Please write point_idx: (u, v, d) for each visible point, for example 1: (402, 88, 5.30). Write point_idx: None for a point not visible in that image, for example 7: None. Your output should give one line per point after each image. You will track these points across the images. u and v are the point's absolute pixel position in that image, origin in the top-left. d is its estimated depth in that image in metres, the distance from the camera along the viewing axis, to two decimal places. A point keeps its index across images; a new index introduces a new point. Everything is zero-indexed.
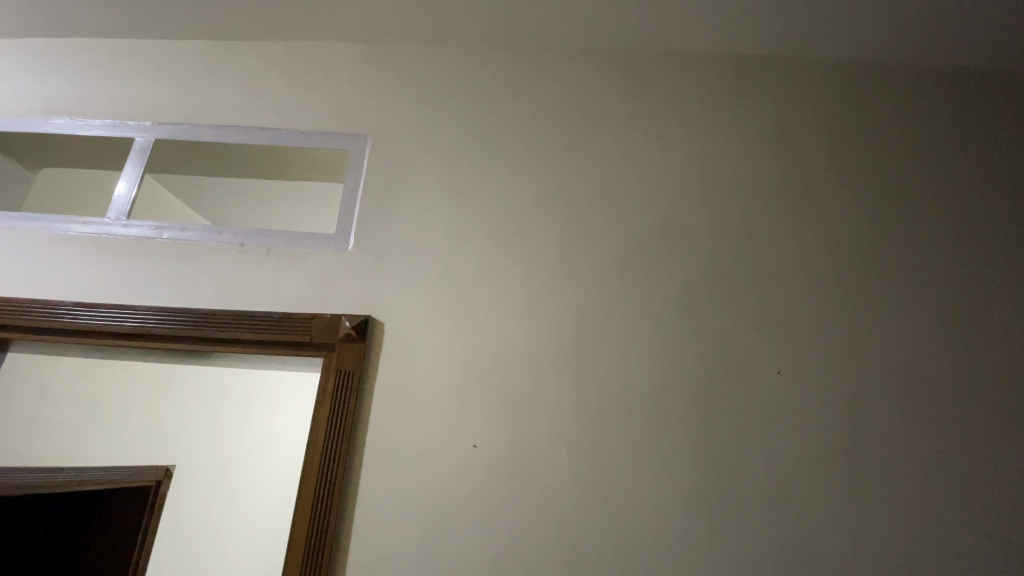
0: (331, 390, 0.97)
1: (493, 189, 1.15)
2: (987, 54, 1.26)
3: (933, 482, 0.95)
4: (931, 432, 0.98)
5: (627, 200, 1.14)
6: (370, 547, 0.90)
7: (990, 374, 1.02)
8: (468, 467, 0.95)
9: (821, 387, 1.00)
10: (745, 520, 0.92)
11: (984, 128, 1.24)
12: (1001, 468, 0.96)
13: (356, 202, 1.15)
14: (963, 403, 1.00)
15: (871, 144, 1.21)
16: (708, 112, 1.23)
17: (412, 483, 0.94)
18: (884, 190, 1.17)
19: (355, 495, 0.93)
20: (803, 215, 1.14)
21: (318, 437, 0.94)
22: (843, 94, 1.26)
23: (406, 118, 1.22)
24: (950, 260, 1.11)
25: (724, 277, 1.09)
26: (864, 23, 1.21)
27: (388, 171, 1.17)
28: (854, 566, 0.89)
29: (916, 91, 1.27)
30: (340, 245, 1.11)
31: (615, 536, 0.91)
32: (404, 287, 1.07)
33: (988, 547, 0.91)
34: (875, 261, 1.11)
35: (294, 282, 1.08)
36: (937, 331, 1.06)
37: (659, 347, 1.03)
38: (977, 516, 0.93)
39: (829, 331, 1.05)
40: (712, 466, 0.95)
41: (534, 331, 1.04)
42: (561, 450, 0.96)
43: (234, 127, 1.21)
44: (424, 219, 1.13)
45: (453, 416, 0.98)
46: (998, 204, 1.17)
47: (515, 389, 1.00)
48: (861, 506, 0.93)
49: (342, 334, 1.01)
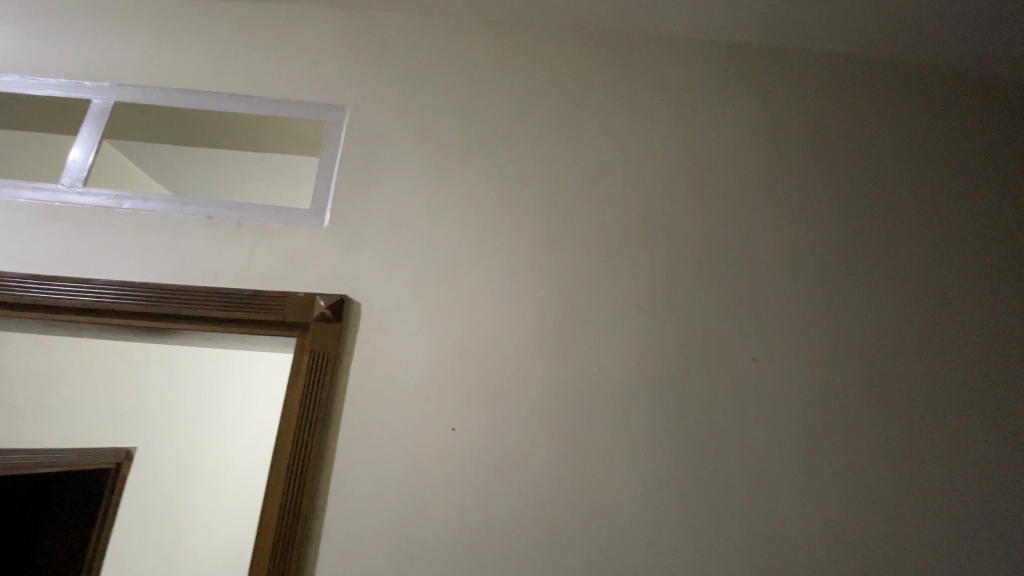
0: (305, 371, 0.94)
1: (477, 170, 1.12)
2: (970, 54, 1.27)
3: (895, 467, 0.99)
4: (896, 419, 1.02)
5: (611, 184, 1.13)
6: (344, 535, 0.88)
7: (956, 369, 1.06)
8: (445, 451, 0.94)
9: (794, 376, 1.02)
10: (716, 505, 0.94)
11: (959, 127, 1.26)
12: (957, 456, 1.00)
13: (333, 178, 1.10)
14: (927, 393, 1.04)
15: (855, 138, 1.22)
16: (694, 99, 1.22)
17: (388, 469, 0.92)
18: (862, 183, 1.19)
19: (328, 479, 0.91)
20: (783, 205, 1.15)
21: (290, 420, 0.91)
22: (828, 85, 1.26)
23: (387, 92, 1.17)
24: (922, 254, 1.14)
25: (703, 265, 1.09)
26: (853, 15, 1.20)
27: (368, 146, 1.13)
28: (817, 547, 0.93)
29: (897, 87, 1.28)
30: (315, 221, 1.06)
31: (593, 524, 0.91)
32: (381, 267, 1.04)
33: (941, 529, 0.96)
34: (852, 254, 1.12)
35: (267, 259, 1.03)
36: (909, 324, 1.08)
37: (640, 334, 1.03)
38: (933, 500, 0.97)
39: (805, 322, 1.06)
40: (687, 452, 0.96)
41: (516, 317, 1.02)
42: (539, 434, 0.95)
43: (202, 92, 1.14)
44: (404, 197, 1.09)
45: (430, 401, 0.96)
46: (969, 202, 1.20)
47: (494, 373, 0.98)
48: (827, 491, 0.96)
49: (317, 315, 0.97)
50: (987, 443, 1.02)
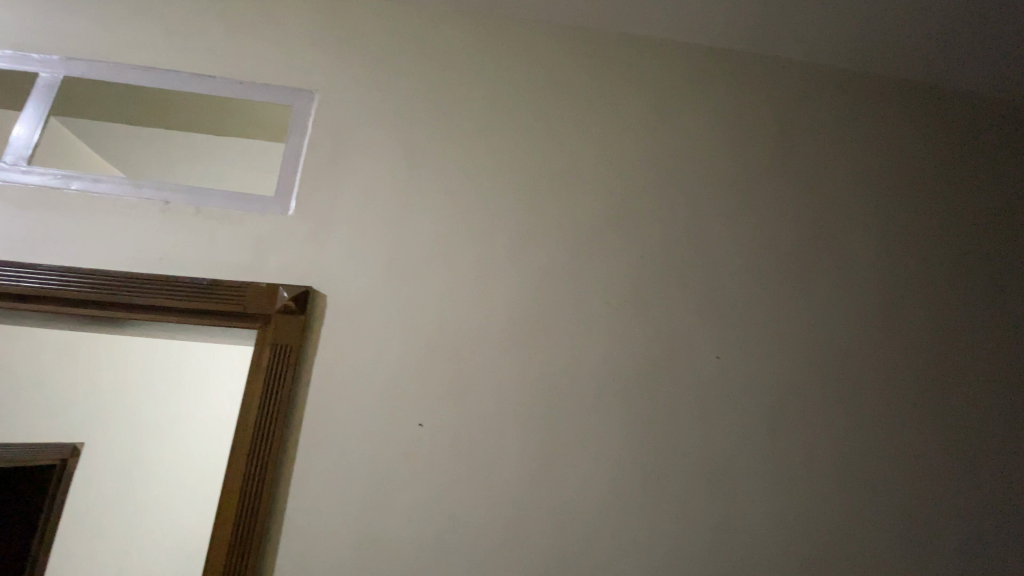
0: (266, 365, 0.91)
1: (449, 163, 1.11)
2: (926, 68, 1.32)
3: (846, 462, 1.03)
4: (848, 416, 1.06)
5: (582, 181, 1.13)
6: (305, 533, 0.86)
7: (906, 369, 1.11)
8: (410, 447, 0.92)
9: (755, 374, 1.05)
10: (678, 499, 0.96)
11: (915, 137, 1.31)
12: (903, 451, 1.05)
13: (299, 165, 1.07)
14: (879, 391, 1.08)
15: (820, 143, 1.25)
16: (666, 99, 1.23)
17: (352, 465, 0.90)
18: (825, 187, 1.22)
19: (289, 475, 0.88)
20: (750, 206, 1.17)
21: (250, 414, 0.88)
22: (796, 91, 1.29)
23: (359, 79, 1.14)
24: (878, 259, 1.18)
25: (670, 264, 1.10)
26: (820, 26, 1.24)
27: (337, 134, 1.09)
28: (771, 538, 0.96)
29: (860, 96, 1.32)
30: (279, 209, 1.03)
31: (559, 519, 0.92)
32: (348, 258, 1.01)
33: (885, 520, 1.01)
34: (813, 256, 1.16)
35: (227, 247, 0.99)
36: (866, 325, 1.13)
37: (608, 330, 1.04)
38: (879, 493, 1.02)
39: (766, 322, 1.09)
40: (651, 447, 0.98)
41: (486, 311, 1.02)
42: (506, 429, 0.95)
43: (159, 69, 1.08)
44: (373, 188, 1.07)
45: (396, 395, 0.95)
46: (923, 209, 1.24)
47: (462, 367, 0.98)
48: (783, 485, 0.99)
49: (279, 306, 0.94)
50: (933, 440, 1.07)
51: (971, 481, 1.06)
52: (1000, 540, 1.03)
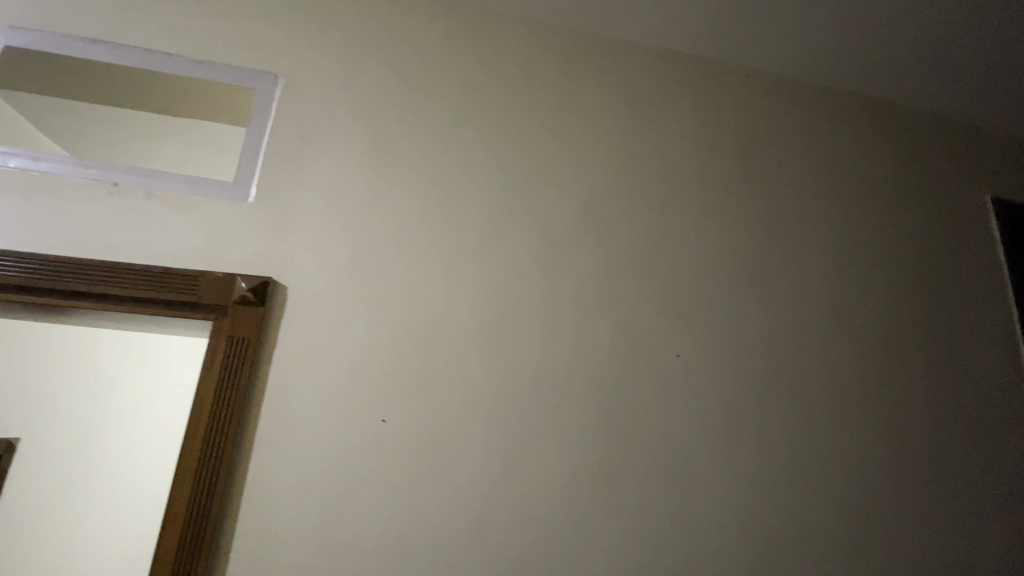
0: (222, 358, 0.88)
1: (418, 157, 1.09)
2: (877, 84, 1.39)
3: (798, 458, 1.07)
4: (800, 414, 1.10)
5: (551, 180, 1.14)
6: (259, 534, 0.83)
7: (853, 369, 1.17)
8: (373, 443, 0.91)
9: (713, 372, 1.09)
10: (638, 494, 0.98)
11: (867, 149, 1.37)
12: (850, 448, 1.11)
13: (260, 151, 1.03)
14: (829, 392, 1.13)
15: (780, 152, 1.30)
16: (634, 102, 1.25)
17: (308, 463, 0.88)
18: (782, 195, 1.27)
19: (245, 472, 0.85)
20: (712, 210, 1.21)
21: (203, 409, 0.85)
22: (757, 100, 1.34)
23: (325, 65, 1.11)
24: (830, 264, 1.24)
25: (635, 264, 1.12)
26: (781, 39, 1.28)
27: (301, 121, 1.06)
28: (727, 532, 0.99)
29: (817, 108, 1.37)
30: (238, 196, 0.99)
31: (522, 514, 0.93)
32: (310, 250, 0.98)
33: (833, 514, 1.06)
34: (770, 260, 1.20)
35: (181, 234, 0.95)
36: (816, 328, 1.18)
37: (573, 328, 1.05)
38: (828, 488, 1.07)
39: (725, 323, 1.13)
40: (613, 443, 1.00)
41: (452, 307, 1.01)
42: (471, 425, 0.95)
43: (108, 43, 1.02)
44: (338, 178, 1.04)
45: (358, 391, 0.93)
46: (871, 218, 1.31)
47: (427, 363, 0.97)
48: (738, 480, 1.03)
49: (236, 297, 0.90)
50: (876, 439, 1.13)
51: (911, 479, 1.12)
52: (934, 534, 1.09)
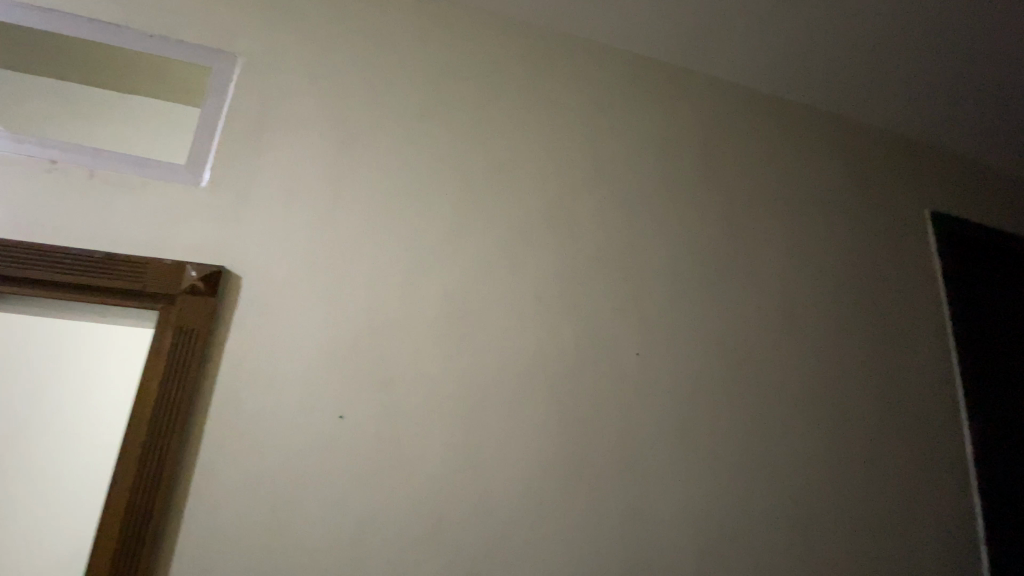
0: (168, 350, 0.83)
1: (385, 149, 1.07)
2: (831, 99, 1.46)
3: (748, 455, 1.12)
4: (750, 413, 1.15)
5: (519, 177, 1.14)
6: (201, 536, 0.80)
7: (801, 370, 1.22)
8: (330, 440, 0.89)
9: (670, 372, 1.12)
10: (596, 490, 1.00)
11: (820, 161, 1.44)
12: (796, 445, 1.16)
13: (216, 134, 0.99)
14: (778, 392, 1.19)
15: (740, 161, 1.35)
16: (602, 103, 1.26)
17: (258, 463, 0.85)
18: (741, 201, 1.31)
19: (191, 469, 0.82)
20: (674, 214, 1.24)
21: (146, 405, 0.80)
22: (720, 108, 1.38)
23: (288, 48, 1.07)
24: (783, 270, 1.30)
25: (599, 264, 1.14)
26: (744, 50, 1.32)
27: (262, 105, 1.02)
28: (678, 527, 1.03)
29: (775, 119, 1.43)
30: (190, 179, 0.94)
31: (480, 510, 0.93)
32: (268, 239, 0.95)
33: (779, 509, 1.11)
34: (727, 264, 1.25)
35: (126, 217, 0.89)
36: (768, 332, 1.23)
37: (537, 326, 1.06)
38: (774, 483, 1.12)
39: (683, 324, 1.16)
40: (573, 441, 1.01)
41: (416, 302, 0.99)
42: (432, 422, 0.94)
43: (51, 11, 0.96)
44: (300, 166, 1.00)
45: (316, 386, 0.90)
46: (822, 227, 1.38)
47: (390, 358, 0.95)
48: (692, 477, 1.06)
49: (185, 287, 0.86)
50: (819, 439, 1.19)
51: (849, 477, 1.18)
52: (866, 530, 1.16)
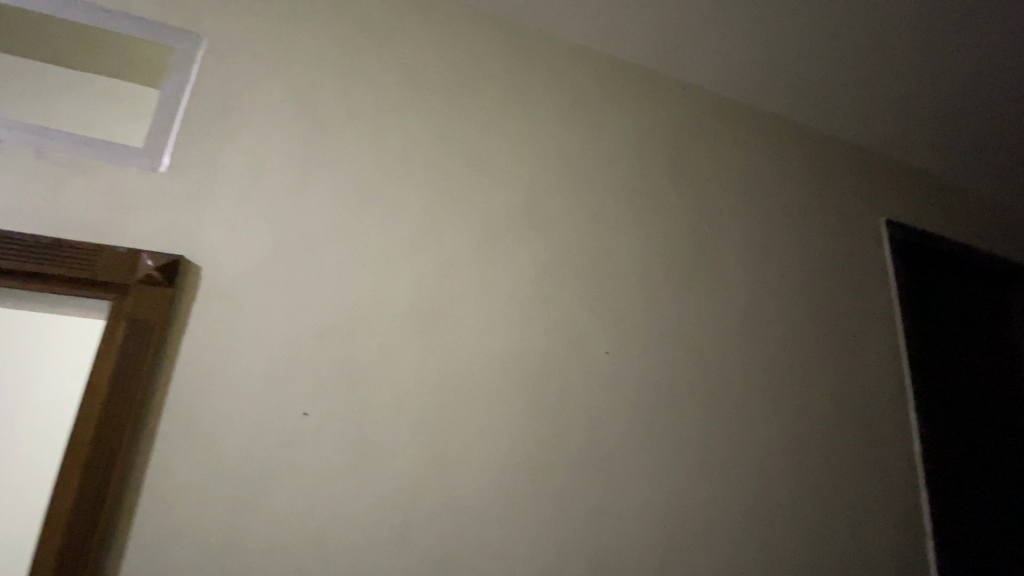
0: (120, 343, 0.79)
1: (358, 140, 1.04)
2: (796, 109, 1.51)
3: (710, 451, 1.15)
4: (713, 411, 1.18)
5: (492, 173, 1.14)
6: (156, 536, 0.77)
7: (762, 370, 1.27)
8: (294, 437, 0.86)
9: (638, 370, 1.14)
10: (563, 486, 1.01)
11: (783, 169, 1.49)
12: (756, 443, 1.21)
13: (178, 117, 0.95)
14: (739, 390, 1.23)
15: (709, 166, 1.38)
16: (577, 103, 1.27)
17: (219, 460, 0.82)
18: (709, 204, 1.35)
19: (144, 467, 0.78)
20: (645, 215, 1.26)
21: (95, 400, 0.76)
22: (691, 113, 1.41)
23: (258, 31, 1.03)
24: (747, 273, 1.34)
25: (570, 262, 1.15)
26: (714, 57, 1.35)
27: (228, 88, 0.98)
28: (642, 522, 1.05)
29: (743, 126, 1.47)
30: (149, 163, 0.90)
31: (448, 508, 0.92)
32: (232, 229, 0.91)
33: (739, 505, 1.14)
34: (694, 266, 1.28)
35: (77, 200, 0.84)
36: (731, 332, 1.27)
37: (508, 323, 1.06)
38: (733, 479, 1.16)
39: (651, 323, 1.19)
40: (542, 438, 1.02)
41: (387, 297, 0.98)
42: (400, 419, 0.93)
43: None
44: (268, 154, 0.97)
45: (281, 382, 0.88)
46: (785, 232, 1.43)
47: (359, 352, 0.93)
48: (656, 473, 1.09)
49: (141, 276, 0.82)
50: (777, 436, 1.23)
51: (804, 473, 1.23)
52: (819, 524, 1.21)
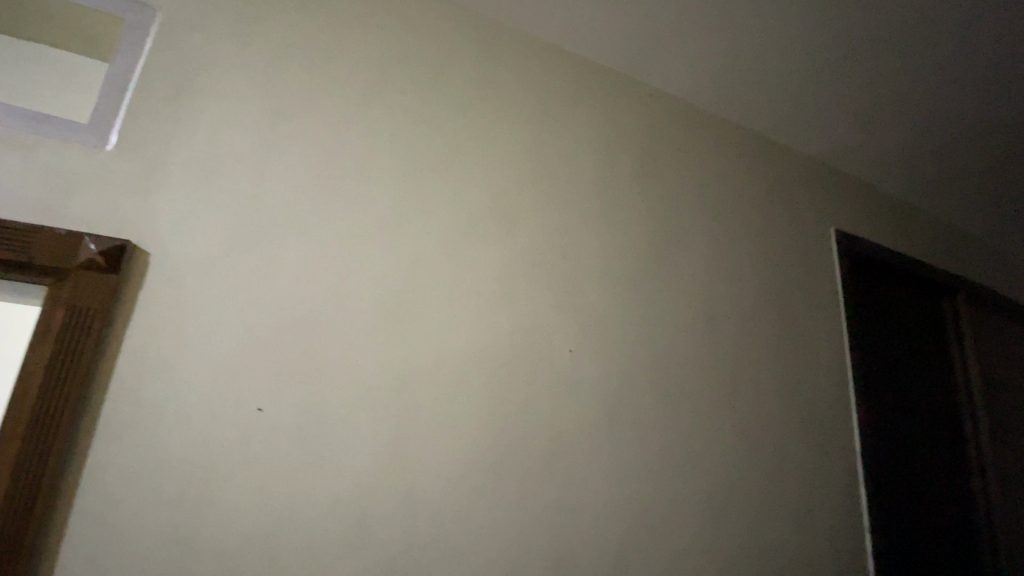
0: (56, 332, 0.74)
1: (325, 129, 1.02)
2: (755, 120, 1.58)
3: (665, 448, 1.19)
4: (669, 409, 1.22)
5: (462, 168, 1.13)
6: (95, 537, 0.73)
7: (717, 369, 1.32)
8: (248, 433, 0.83)
9: (599, 368, 1.16)
10: (523, 482, 1.02)
11: (743, 176, 1.55)
12: (710, 440, 1.25)
13: (127, 93, 0.89)
14: (695, 389, 1.27)
15: (674, 170, 1.42)
16: (547, 102, 1.28)
17: (166, 456, 0.78)
18: (672, 208, 1.39)
19: (83, 462, 0.74)
20: (611, 216, 1.29)
21: (28, 392, 0.71)
22: (657, 118, 1.44)
23: (220, 8, 0.99)
24: (706, 275, 1.39)
25: (537, 261, 1.16)
26: (681, 64, 1.39)
27: (185, 66, 0.93)
28: (599, 517, 1.07)
29: (706, 133, 1.52)
30: (94, 141, 0.85)
31: (408, 505, 0.92)
32: (185, 214, 0.87)
33: (692, 500, 1.19)
34: (657, 267, 1.32)
35: (11, 178, 0.78)
36: (690, 332, 1.31)
37: (473, 319, 1.06)
38: (687, 474, 1.20)
39: (613, 323, 1.21)
40: (504, 434, 1.03)
41: (351, 290, 0.96)
42: (361, 415, 0.91)
43: None
44: (227, 137, 0.93)
45: (235, 376, 0.85)
46: (742, 237, 1.49)
47: (320, 346, 0.91)
48: (614, 469, 1.12)
49: (81, 261, 0.77)
50: (730, 434, 1.29)
51: (753, 469, 1.29)
52: (766, 518, 1.27)
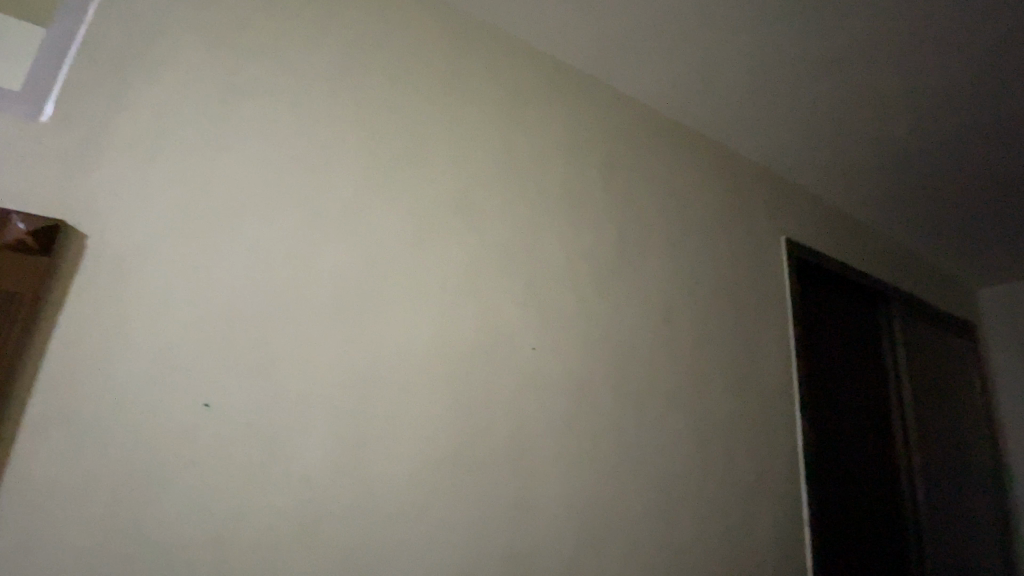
0: None
1: (287, 113, 0.98)
2: (715, 129, 1.64)
3: (621, 444, 1.22)
4: (626, 406, 1.25)
5: (428, 161, 1.12)
6: (19, 538, 0.68)
7: (672, 368, 1.36)
8: (193, 428, 0.80)
9: (559, 365, 1.18)
10: (481, 478, 1.02)
11: (702, 183, 1.60)
12: (663, 437, 1.30)
13: (67, 62, 0.83)
14: (651, 387, 1.31)
15: (638, 173, 1.46)
16: (516, 99, 1.29)
17: (103, 451, 0.74)
18: (635, 210, 1.42)
19: (6, 458, 0.68)
20: (575, 215, 1.31)
21: None
22: (623, 121, 1.47)
23: None
24: (665, 277, 1.43)
25: (501, 257, 1.16)
26: (647, 71, 1.43)
27: (135, 37, 0.88)
28: (554, 512, 1.09)
29: (669, 138, 1.57)
30: (27, 111, 0.78)
31: (362, 502, 0.90)
32: (130, 196, 0.82)
33: (644, 495, 1.23)
34: (618, 268, 1.34)
35: None
36: (647, 332, 1.35)
37: (435, 314, 1.05)
38: (640, 470, 1.23)
39: (574, 321, 1.23)
40: (463, 431, 1.02)
41: (309, 282, 0.93)
42: (316, 411, 0.89)
43: None
44: (180, 116, 0.89)
45: (182, 368, 0.81)
46: (700, 242, 1.54)
47: (274, 338, 0.88)
48: (571, 465, 1.14)
49: (9, 241, 0.71)
50: (683, 431, 1.33)
51: (702, 465, 1.34)
52: (713, 512, 1.33)
